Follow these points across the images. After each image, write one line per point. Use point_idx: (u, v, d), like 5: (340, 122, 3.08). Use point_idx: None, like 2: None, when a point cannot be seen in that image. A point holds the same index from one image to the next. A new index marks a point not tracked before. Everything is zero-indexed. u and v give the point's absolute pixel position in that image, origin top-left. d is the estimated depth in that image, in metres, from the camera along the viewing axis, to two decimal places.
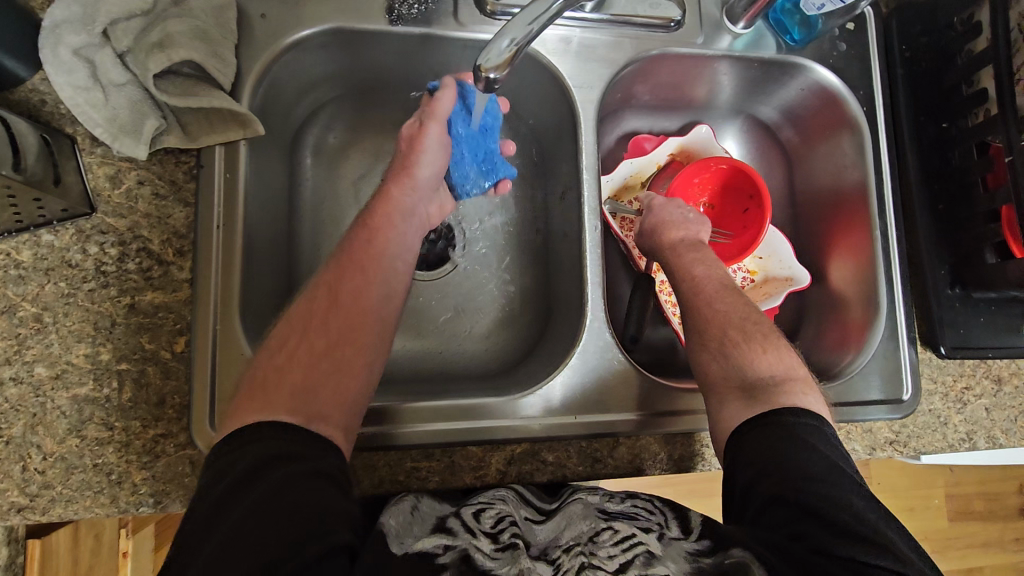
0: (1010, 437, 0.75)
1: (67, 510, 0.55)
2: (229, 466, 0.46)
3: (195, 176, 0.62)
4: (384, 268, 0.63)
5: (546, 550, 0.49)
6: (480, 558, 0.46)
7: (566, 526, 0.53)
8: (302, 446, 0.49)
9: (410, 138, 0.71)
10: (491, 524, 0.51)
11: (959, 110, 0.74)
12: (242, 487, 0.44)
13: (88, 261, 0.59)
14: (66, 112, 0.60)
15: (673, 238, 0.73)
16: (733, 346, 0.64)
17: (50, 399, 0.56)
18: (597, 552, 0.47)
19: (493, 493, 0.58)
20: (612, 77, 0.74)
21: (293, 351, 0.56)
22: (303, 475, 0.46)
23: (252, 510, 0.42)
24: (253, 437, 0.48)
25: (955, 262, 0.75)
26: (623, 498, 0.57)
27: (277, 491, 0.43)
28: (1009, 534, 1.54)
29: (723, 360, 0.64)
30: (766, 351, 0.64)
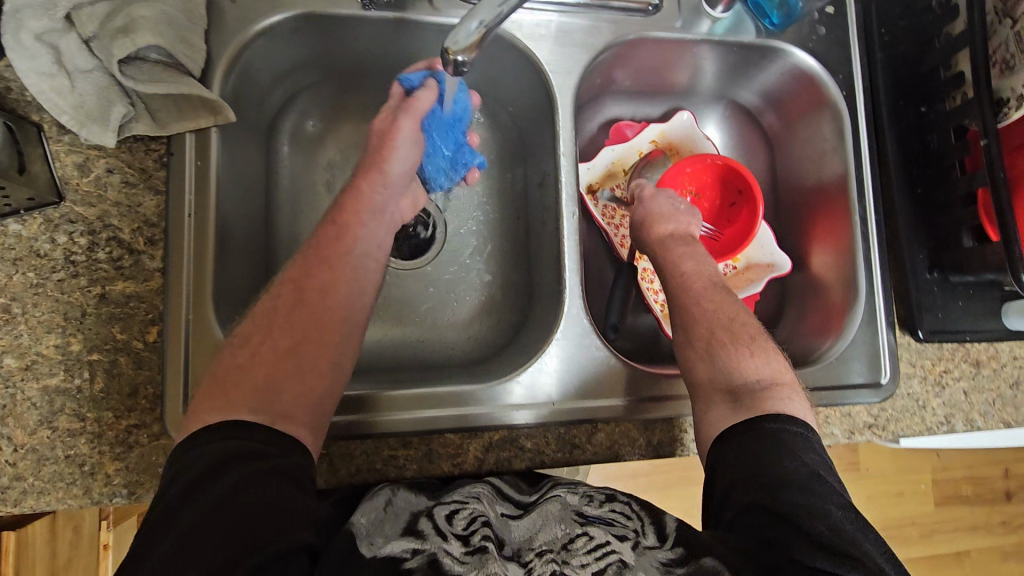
0: (988, 419, 0.75)
1: (39, 502, 0.55)
2: (189, 462, 0.46)
3: (166, 164, 0.61)
4: (351, 266, 0.64)
5: (520, 551, 0.50)
6: (449, 562, 0.45)
7: (542, 526, 0.53)
8: (267, 445, 0.49)
9: (383, 133, 0.70)
10: (463, 526, 0.51)
11: (937, 93, 0.73)
12: (201, 485, 0.44)
13: (57, 251, 0.58)
14: (31, 100, 0.59)
15: (661, 232, 0.72)
16: (722, 349, 0.64)
17: (20, 390, 0.56)
18: (570, 561, 0.47)
19: (467, 491, 0.56)
20: (589, 62, 0.73)
21: (258, 349, 0.57)
22: (265, 473, 0.46)
23: (212, 507, 0.42)
24: (216, 436, 0.48)
25: (934, 245, 0.75)
26: (601, 503, 0.56)
27: (239, 488, 0.44)
28: (995, 517, 1.55)
29: (710, 362, 0.63)
30: (754, 354, 0.64)
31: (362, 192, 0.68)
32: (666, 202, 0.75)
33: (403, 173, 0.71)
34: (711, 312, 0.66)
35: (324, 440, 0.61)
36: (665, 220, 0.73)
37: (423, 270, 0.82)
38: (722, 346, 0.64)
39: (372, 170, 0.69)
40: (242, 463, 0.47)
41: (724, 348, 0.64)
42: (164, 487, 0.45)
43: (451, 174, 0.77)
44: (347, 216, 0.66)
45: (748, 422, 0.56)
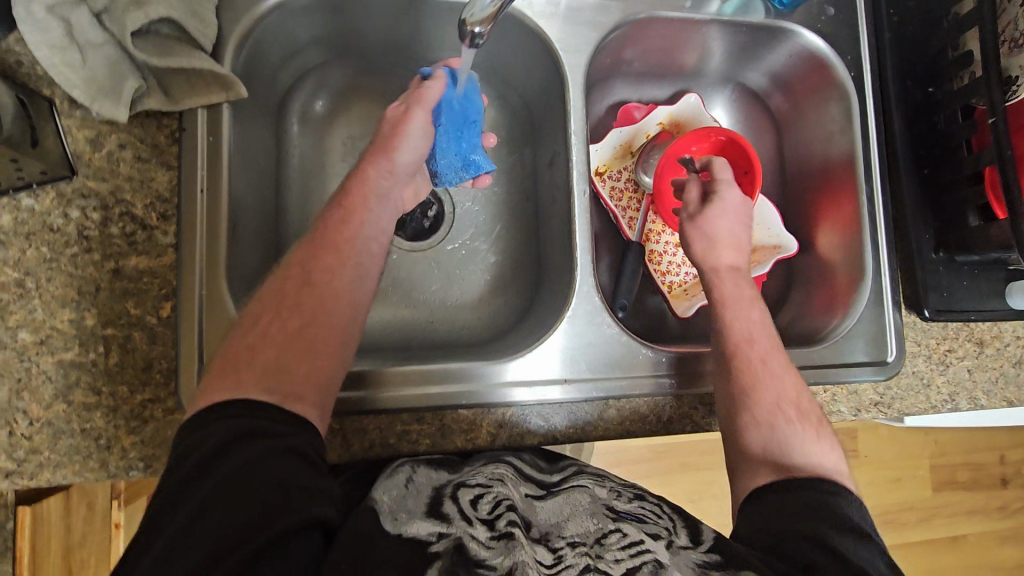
0: (990, 398, 0.76)
1: (56, 475, 0.55)
2: (200, 439, 0.47)
3: (178, 140, 0.61)
4: (354, 251, 0.62)
5: (548, 536, 0.50)
6: (474, 548, 0.46)
7: (571, 515, 0.53)
8: (278, 424, 0.49)
9: (394, 121, 0.69)
10: (488, 511, 0.50)
11: (944, 73, 0.75)
12: (212, 463, 0.44)
13: (70, 225, 0.58)
14: (43, 74, 0.59)
15: (723, 262, 0.68)
16: (785, 425, 0.59)
17: (35, 364, 0.56)
18: (603, 556, 0.47)
19: (491, 472, 0.56)
20: (599, 41, 0.73)
21: (267, 328, 0.56)
22: (272, 452, 0.46)
23: (219, 488, 0.43)
24: (226, 413, 0.49)
25: (941, 225, 0.75)
26: (631, 499, 0.57)
27: (246, 469, 0.44)
28: (992, 502, 1.57)
29: (762, 435, 0.59)
30: (819, 437, 0.59)
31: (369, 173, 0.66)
32: (740, 226, 0.70)
33: (409, 163, 0.69)
34: (768, 375, 0.62)
35: (338, 415, 0.62)
36: (725, 248, 0.69)
37: (430, 251, 0.82)
38: (788, 423, 0.60)
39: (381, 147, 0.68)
40: (251, 442, 0.47)
41: (780, 421, 0.60)
42: (177, 461, 0.46)
43: (462, 173, 0.74)
44: (351, 198, 0.65)
45: (799, 484, 0.55)
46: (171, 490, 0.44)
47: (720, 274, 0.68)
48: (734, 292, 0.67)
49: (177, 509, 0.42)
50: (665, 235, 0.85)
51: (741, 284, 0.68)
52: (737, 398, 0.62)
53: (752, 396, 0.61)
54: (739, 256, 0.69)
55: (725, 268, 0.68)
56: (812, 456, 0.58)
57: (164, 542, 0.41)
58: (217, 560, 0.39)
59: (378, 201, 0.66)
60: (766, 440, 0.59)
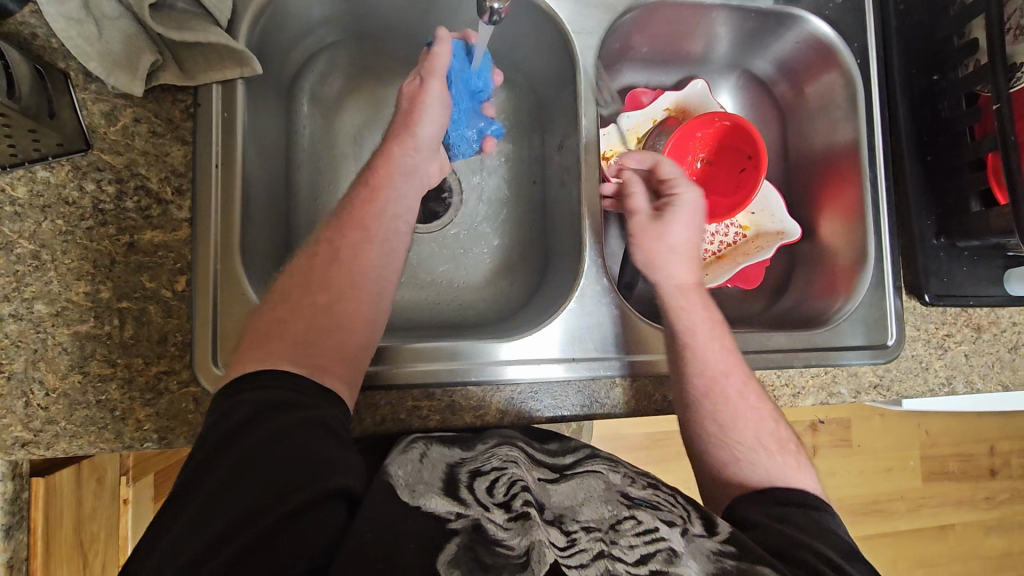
0: (986, 381, 0.78)
1: (72, 445, 0.56)
2: (228, 407, 0.47)
3: (193, 115, 0.62)
4: (384, 227, 0.63)
5: (561, 518, 0.49)
6: (492, 528, 0.45)
7: (586, 500, 0.53)
8: (304, 396, 0.49)
9: (410, 97, 0.68)
10: (503, 493, 0.50)
11: (950, 60, 0.75)
12: (240, 431, 0.45)
13: (86, 198, 0.58)
14: (58, 47, 0.59)
15: (694, 298, 0.69)
16: (767, 457, 0.62)
17: (51, 335, 0.56)
18: (618, 541, 0.47)
19: (505, 454, 0.56)
20: (611, 23, 0.74)
21: (286, 303, 0.57)
22: (298, 425, 0.46)
23: (246, 457, 0.43)
24: (250, 384, 0.49)
25: (942, 212, 0.77)
26: (644, 486, 0.57)
27: (273, 438, 0.44)
28: (980, 493, 1.60)
29: (741, 470, 0.61)
30: (799, 466, 0.62)
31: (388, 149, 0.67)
32: (699, 229, 0.73)
33: (430, 138, 0.69)
34: (742, 405, 0.64)
35: None
36: (675, 262, 0.71)
37: (439, 234, 0.83)
38: (768, 454, 0.62)
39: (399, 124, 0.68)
40: (277, 414, 0.47)
41: (760, 453, 0.62)
42: (206, 430, 0.46)
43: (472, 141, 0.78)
44: (378, 176, 0.65)
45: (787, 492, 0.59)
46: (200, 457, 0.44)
47: (687, 296, 0.69)
48: (696, 318, 0.67)
49: (205, 476, 0.43)
50: None
51: (706, 307, 0.69)
52: (715, 433, 0.63)
53: (729, 431, 0.63)
54: (694, 270, 0.72)
55: (682, 289, 0.70)
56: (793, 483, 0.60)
57: (193, 507, 0.41)
58: (242, 525, 0.39)
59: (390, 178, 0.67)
60: (747, 478, 0.61)
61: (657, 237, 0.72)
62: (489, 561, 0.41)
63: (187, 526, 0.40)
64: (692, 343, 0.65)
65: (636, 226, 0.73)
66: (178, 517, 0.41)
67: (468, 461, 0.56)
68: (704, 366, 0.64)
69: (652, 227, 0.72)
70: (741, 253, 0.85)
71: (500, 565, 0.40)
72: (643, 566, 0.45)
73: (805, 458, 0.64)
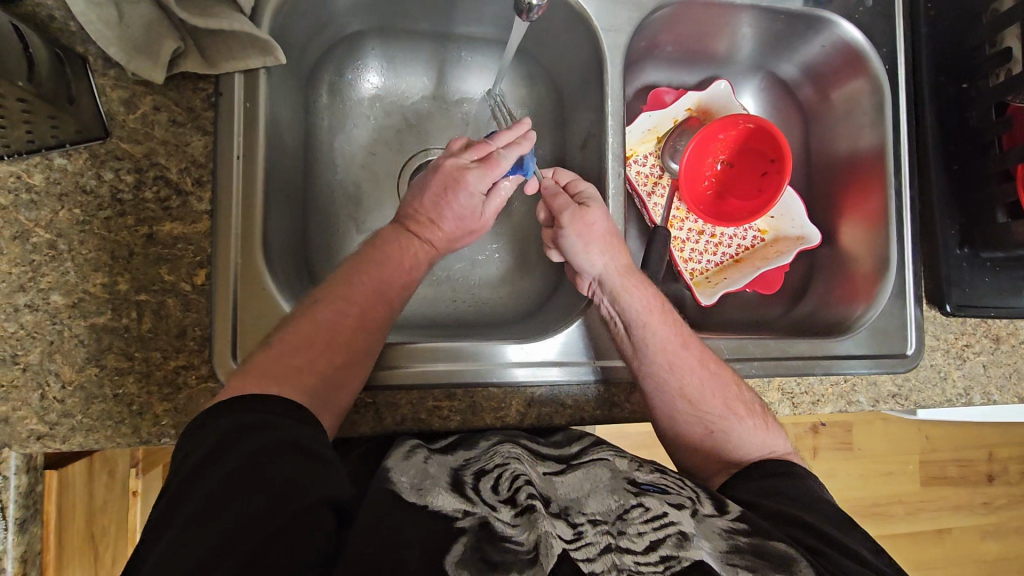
0: (1004, 393, 0.77)
1: (87, 440, 0.55)
2: (206, 434, 0.45)
3: (214, 104, 0.60)
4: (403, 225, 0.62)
5: (568, 511, 0.48)
6: (499, 526, 0.44)
7: (592, 491, 0.52)
8: (283, 412, 0.47)
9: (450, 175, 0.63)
10: (507, 491, 0.49)
11: (980, 70, 0.75)
12: (216, 456, 0.42)
13: (104, 187, 0.57)
14: (75, 30, 0.57)
15: (635, 287, 0.65)
16: (738, 423, 0.63)
17: (67, 327, 0.55)
18: (626, 531, 0.45)
19: (506, 453, 0.55)
20: (639, 21, 0.72)
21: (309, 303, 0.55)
22: (278, 441, 0.44)
23: (230, 475, 0.40)
24: (225, 411, 0.46)
25: (966, 222, 0.76)
26: (651, 470, 0.56)
27: (252, 460, 0.41)
28: (977, 498, 1.61)
29: (717, 440, 0.63)
30: (768, 429, 0.64)
31: (421, 204, 0.63)
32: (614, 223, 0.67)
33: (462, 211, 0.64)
34: (704, 376, 0.63)
35: (368, 389, 0.61)
36: (610, 246, 0.65)
37: None
38: (740, 420, 0.63)
39: (438, 197, 0.63)
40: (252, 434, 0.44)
41: (730, 420, 0.63)
42: (186, 458, 0.44)
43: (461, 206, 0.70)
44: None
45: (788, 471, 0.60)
46: (182, 480, 0.42)
47: (628, 283, 0.64)
48: (644, 299, 0.64)
49: (189, 496, 0.40)
50: (688, 222, 0.86)
51: (646, 287, 0.66)
52: (687, 408, 0.63)
53: (698, 404, 0.63)
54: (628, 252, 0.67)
55: (624, 271, 0.65)
56: (766, 445, 0.63)
57: (176, 530, 0.38)
58: (232, 543, 0.36)
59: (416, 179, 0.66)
60: (722, 445, 0.63)
61: (589, 223, 0.64)
62: (498, 558, 0.40)
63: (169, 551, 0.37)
64: (645, 324, 0.63)
65: (566, 214, 0.64)
66: (159, 543, 0.38)
67: (471, 463, 0.54)
68: (661, 348, 0.63)
69: (580, 211, 0.64)
70: (759, 257, 0.85)
71: (509, 563, 0.39)
72: (652, 554, 0.43)
73: (772, 419, 0.65)
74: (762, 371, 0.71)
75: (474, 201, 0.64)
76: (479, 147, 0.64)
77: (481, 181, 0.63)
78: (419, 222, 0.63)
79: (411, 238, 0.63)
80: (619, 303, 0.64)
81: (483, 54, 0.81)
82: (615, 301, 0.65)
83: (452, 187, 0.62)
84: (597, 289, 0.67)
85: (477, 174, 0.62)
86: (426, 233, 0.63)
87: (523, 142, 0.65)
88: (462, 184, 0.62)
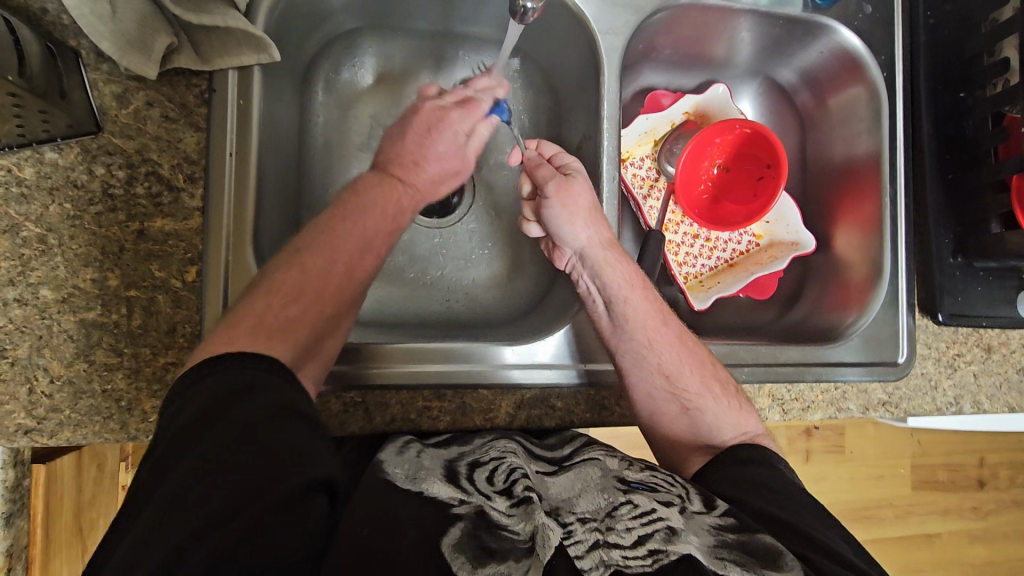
0: (994, 402, 0.78)
1: (75, 435, 0.55)
2: (195, 396, 0.43)
3: (207, 101, 0.60)
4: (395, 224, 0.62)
5: (558, 509, 0.47)
6: (495, 515, 0.44)
7: (583, 491, 0.51)
8: (280, 379, 0.45)
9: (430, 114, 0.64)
10: (503, 481, 0.49)
11: (979, 78, 0.75)
12: (210, 419, 0.41)
13: (95, 182, 0.57)
14: (68, 25, 0.57)
15: (616, 259, 0.65)
16: (714, 402, 0.63)
17: (56, 322, 0.55)
18: (614, 527, 0.45)
19: (503, 447, 0.55)
20: (637, 24, 0.72)
21: None
22: (274, 410, 0.42)
23: (223, 442, 0.39)
24: (220, 370, 0.45)
25: (959, 231, 0.77)
26: (643, 469, 0.56)
27: (248, 428, 0.40)
28: (966, 503, 1.61)
29: (692, 421, 0.63)
30: (742, 410, 0.64)
31: (405, 146, 0.62)
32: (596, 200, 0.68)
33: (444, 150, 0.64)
34: (679, 353, 0.65)
35: (358, 388, 0.61)
36: (593, 220, 0.65)
37: (450, 229, 0.82)
38: (715, 399, 0.63)
39: (422, 137, 0.63)
40: (249, 397, 0.43)
41: (706, 399, 0.63)
42: (169, 421, 0.43)
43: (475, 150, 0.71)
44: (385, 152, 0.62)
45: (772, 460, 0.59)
46: (169, 442, 0.41)
47: (610, 255, 0.65)
48: (625, 274, 0.65)
49: (177, 461, 0.39)
50: (683, 226, 0.86)
51: (629, 263, 0.67)
52: (664, 386, 0.64)
53: (675, 381, 0.64)
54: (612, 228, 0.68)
55: (607, 244, 0.66)
56: (740, 426, 0.63)
57: (163, 497, 0.37)
58: (222, 520, 0.36)
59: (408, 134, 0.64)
60: (698, 425, 0.63)
61: (572, 193, 0.65)
62: (495, 546, 0.40)
63: (157, 521, 0.36)
64: (626, 299, 0.65)
65: (550, 186, 0.65)
66: (146, 507, 0.38)
67: (466, 456, 0.54)
68: (640, 323, 0.64)
69: (564, 182, 0.65)
70: (754, 261, 0.85)
71: (504, 551, 0.40)
72: (641, 547, 0.43)
73: (746, 400, 0.66)
74: (753, 377, 0.71)
75: (458, 140, 0.64)
76: (458, 92, 0.67)
77: (465, 122, 0.65)
78: (403, 164, 0.62)
79: (394, 189, 0.61)
80: (601, 276, 0.65)
81: (480, 53, 0.81)
82: (596, 276, 0.66)
83: (437, 125, 0.63)
84: (577, 263, 0.68)
85: (459, 113, 0.64)
86: (408, 175, 0.62)
87: (497, 87, 0.70)
88: (446, 123, 0.63)
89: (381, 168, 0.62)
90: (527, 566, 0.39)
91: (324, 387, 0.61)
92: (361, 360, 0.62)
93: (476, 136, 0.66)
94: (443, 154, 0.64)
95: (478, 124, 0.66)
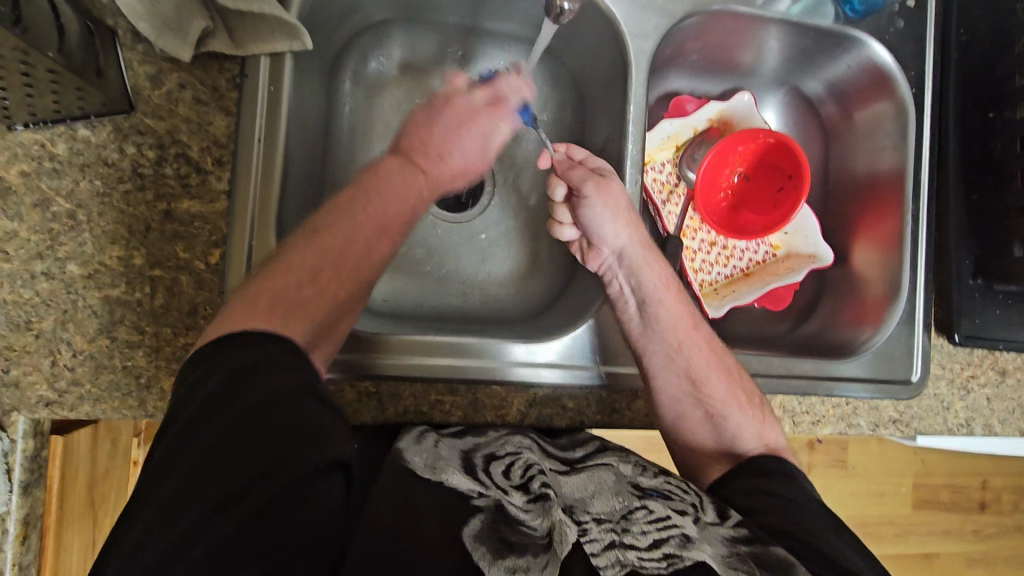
0: (1005, 426, 0.77)
1: (95, 409, 0.56)
2: (213, 368, 0.44)
3: (238, 85, 0.61)
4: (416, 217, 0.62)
5: (573, 508, 0.48)
6: (514, 509, 0.46)
7: (596, 492, 0.51)
8: (288, 356, 0.45)
9: (455, 111, 0.63)
10: (520, 475, 0.50)
11: (1008, 99, 0.75)
12: (221, 402, 0.41)
13: (125, 161, 0.57)
14: (107, 4, 0.58)
15: (649, 262, 0.67)
16: (739, 414, 0.64)
17: (81, 297, 0.56)
18: (630, 530, 0.46)
19: (518, 441, 0.55)
20: (667, 29, 0.72)
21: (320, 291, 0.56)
22: (283, 392, 0.42)
23: (240, 420, 0.40)
24: (232, 347, 0.45)
25: (981, 252, 0.76)
26: (655, 475, 0.56)
27: (257, 411, 0.40)
28: (969, 526, 1.60)
29: (715, 428, 0.64)
30: (765, 423, 0.64)
31: (432, 136, 0.62)
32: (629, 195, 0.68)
33: (469, 146, 0.64)
34: (710, 360, 0.65)
35: (373, 378, 0.62)
36: (633, 221, 0.67)
37: (468, 224, 0.82)
38: (737, 412, 0.64)
39: (451, 132, 0.62)
40: (260, 378, 0.43)
41: (731, 407, 0.64)
42: (181, 398, 0.43)
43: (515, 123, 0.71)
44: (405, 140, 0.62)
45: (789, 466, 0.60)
46: (186, 418, 0.41)
47: (644, 255, 0.67)
48: (661, 276, 0.67)
49: (192, 441, 0.39)
50: (701, 233, 0.85)
51: (663, 265, 0.68)
52: (689, 391, 0.64)
53: (703, 387, 0.64)
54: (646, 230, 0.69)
55: (643, 246, 0.67)
56: (764, 436, 0.64)
57: (177, 474, 0.38)
58: (238, 500, 0.37)
59: (433, 121, 0.62)
60: (721, 433, 0.64)
61: (612, 194, 0.65)
62: (512, 540, 0.41)
63: (171, 496, 0.37)
64: (659, 301, 0.66)
65: (589, 185, 0.65)
66: (165, 479, 0.38)
67: (481, 447, 0.54)
68: (672, 327, 0.66)
69: (603, 182, 0.66)
70: (769, 272, 0.85)
71: (522, 546, 0.40)
72: (657, 550, 0.44)
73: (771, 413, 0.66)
74: (765, 389, 0.71)
75: (482, 141, 0.65)
76: (487, 89, 0.67)
77: (489, 122, 0.65)
78: (426, 155, 0.61)
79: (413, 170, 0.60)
80: (636, 279, 0.66)
81: (507, 50, 0.81)
82: (633, 275, 0.67)
83: (466, 121, 0.64)
84: (614, 263, 0.68)
85: (487, 115, 0.65)
86: (432, 168, 0.61)
87: (525, 86, 0.69)
88: (475, 122, 0.64)
89: (404, 153, 0.61)
90: (545, 562, 0.41)
91: (340, 375, 0.61)
92: (375, 351, 0.62)
93: (500, 135, 0.66)
94: (470, 147, 0.64)
95: (501, 124, 0.66)
